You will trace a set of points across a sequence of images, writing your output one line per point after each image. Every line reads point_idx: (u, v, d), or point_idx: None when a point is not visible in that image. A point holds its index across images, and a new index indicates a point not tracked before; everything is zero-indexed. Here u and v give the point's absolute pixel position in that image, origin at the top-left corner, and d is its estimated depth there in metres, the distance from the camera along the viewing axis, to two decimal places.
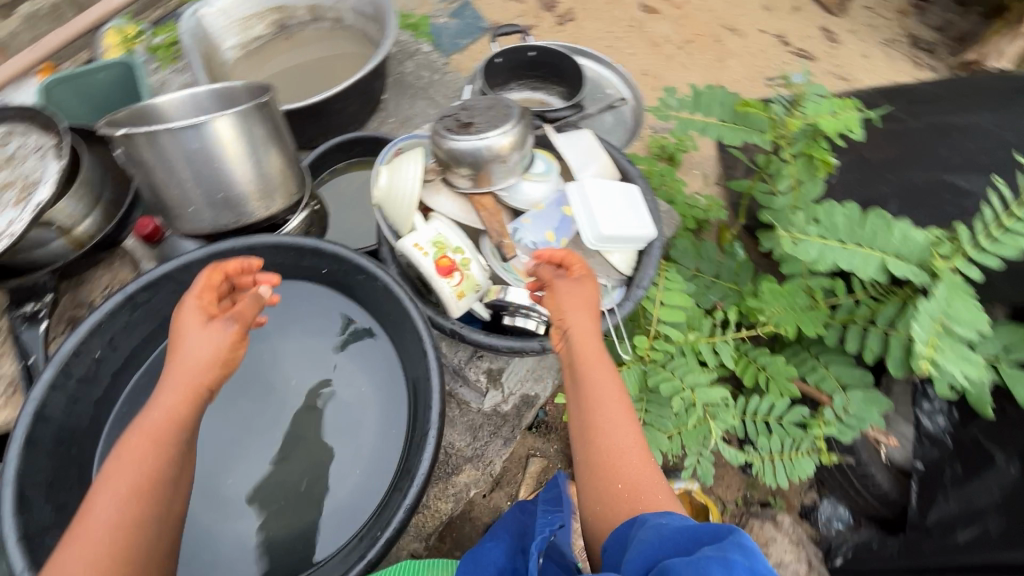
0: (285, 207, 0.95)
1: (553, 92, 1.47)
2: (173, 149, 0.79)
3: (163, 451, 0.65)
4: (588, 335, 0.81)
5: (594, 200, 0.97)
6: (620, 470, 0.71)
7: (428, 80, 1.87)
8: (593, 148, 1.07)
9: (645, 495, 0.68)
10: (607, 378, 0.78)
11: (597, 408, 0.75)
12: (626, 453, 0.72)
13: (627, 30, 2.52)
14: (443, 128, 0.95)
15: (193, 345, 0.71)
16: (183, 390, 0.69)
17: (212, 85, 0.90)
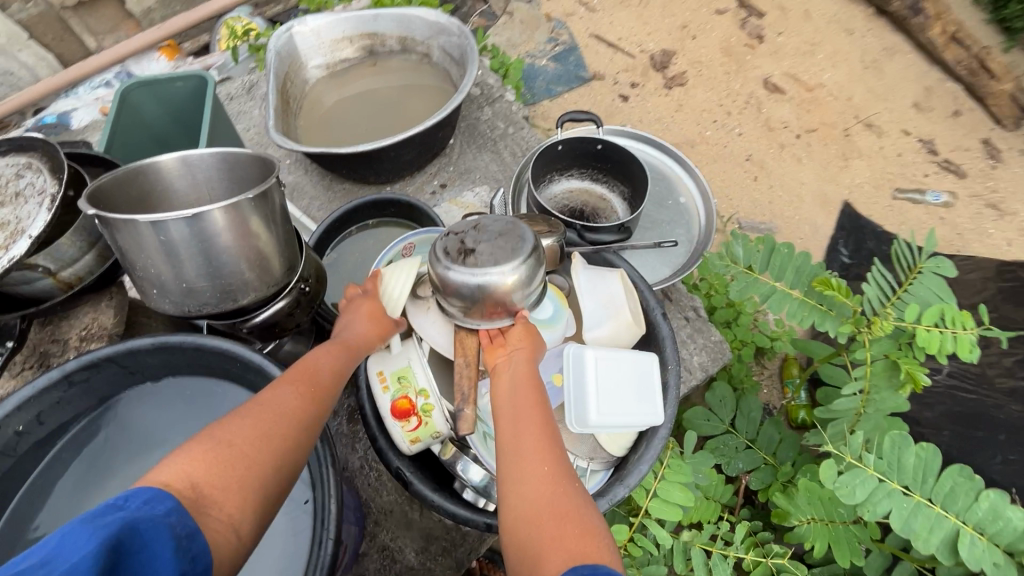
0: (258, 299, 0.88)
1: (614, 190, 1.32)
2: (146, 231, 0.74)
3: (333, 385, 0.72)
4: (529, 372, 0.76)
5: (591, 383, 0.82)
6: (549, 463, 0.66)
7: (502, 131, 1.77)
8: (615, 298, 0.92)
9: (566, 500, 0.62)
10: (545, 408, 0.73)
11: (533, 429, 0.69)
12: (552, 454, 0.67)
13: (741, 107, 2.26)
14: (441, 247, 0.80)
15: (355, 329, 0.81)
16: (340, 350, 0.77)
17: (218, 151, 0.85)
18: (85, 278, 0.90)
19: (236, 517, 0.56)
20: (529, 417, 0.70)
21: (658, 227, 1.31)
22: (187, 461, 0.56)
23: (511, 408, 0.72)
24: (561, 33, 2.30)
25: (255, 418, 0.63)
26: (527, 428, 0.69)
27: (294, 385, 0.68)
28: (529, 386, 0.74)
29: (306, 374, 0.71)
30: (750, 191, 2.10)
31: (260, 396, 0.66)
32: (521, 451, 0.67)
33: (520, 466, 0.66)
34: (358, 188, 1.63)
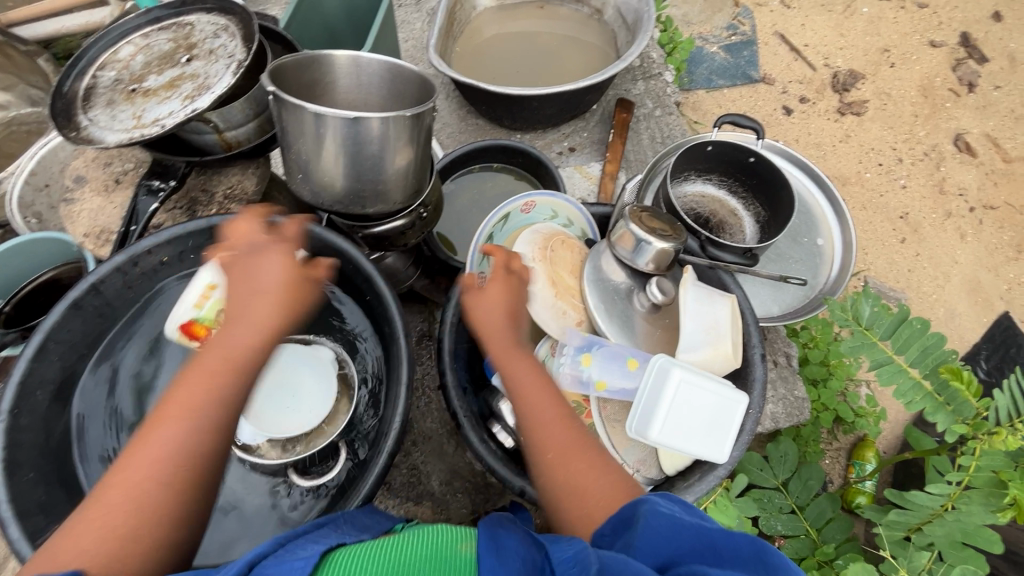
0: (380, 213, 0.92)
1: (749, 210, 1.24)
2: (310, 122, 0.78)
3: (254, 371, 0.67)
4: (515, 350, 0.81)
5: (672, 401, 0.80)
6: (546, 445, 0.72)
7: (648, 111, 1.69)
8: (719, 327, 0.89)
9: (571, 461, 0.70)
10: (535, 372, 0.80)
11: (546, 407, 0.75)
12: (549, 429, 0.73)
13: (917, 157, 2.00)
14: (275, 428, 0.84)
15: (248, 329, 0.68)
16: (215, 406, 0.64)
17: (388, 58, 0.88)
18: (244, 144, 0.98)
19: (157, 559, 0.56)
20: (540, 403, 0.76)
21: (783, 262, 1.22)
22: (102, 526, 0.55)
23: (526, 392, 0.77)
24: (744, 22, 2.11)
25: (144, 446, 0.59)
26: (539, 406, 0.76)
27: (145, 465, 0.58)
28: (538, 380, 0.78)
29: (216, 370, 0.65)
30: (891, 251, 1.89)
31: (153, 429, 0.60)
32: (534, 408, 0.76)
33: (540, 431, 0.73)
34: (490, 127, 1.63)
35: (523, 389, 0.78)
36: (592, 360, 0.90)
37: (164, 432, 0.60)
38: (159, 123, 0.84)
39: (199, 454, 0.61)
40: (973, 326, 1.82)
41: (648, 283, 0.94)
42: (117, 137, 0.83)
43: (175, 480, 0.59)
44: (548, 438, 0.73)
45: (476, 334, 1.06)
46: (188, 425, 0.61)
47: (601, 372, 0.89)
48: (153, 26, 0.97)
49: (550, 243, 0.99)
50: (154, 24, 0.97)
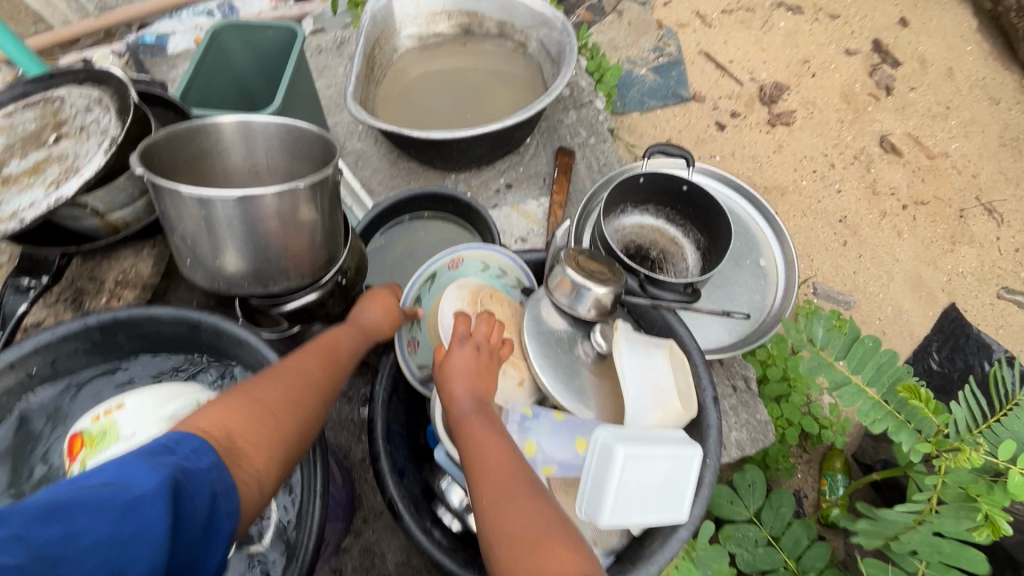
0: (288, 289, 0.84)
1: (688, 236, 1.21)
2: (188, 203, 0.70)
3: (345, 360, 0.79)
4: (475, 417, 0.73)
5: (625, 478, 0.73)
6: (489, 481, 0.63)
7: (582, 140, 1.66)
8: (662, 385, 0.84)
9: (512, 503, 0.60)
10: (488, 430, 0.71)
11: (487, 444, 0.68)
12: (492, 462, 0.66)
13: (847, 161, 2.05)
14: None
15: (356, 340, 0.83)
16: (325, 369, 0.74)
17: (280, 121, 0.80)
18: (132, 224, 0.89)
19: (264, 473, 0.60)
20: (480, 437, 0.70)
21: (728, 288, 1.19)
22: (222, 412, 0.61)
23: (481, 427, 0.71)
24: (669, 44, 2.15)
25: (277, 372, 0.69)
26: (485, 450, 0.67)
27: (257, 393, 0.65)
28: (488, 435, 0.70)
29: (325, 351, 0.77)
30: (834, 255, 1.91)
31: (284, 361, 0.71)
32: (478, 445, 0.68)
33: (480, 472, 0.65)
34: (423, 171, 1.57)
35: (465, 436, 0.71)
36: (536, 440, 0.82)
37: (294, 368, 0.70)
38: (19, 216, 0.74)
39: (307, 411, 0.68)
40: (920, 321, 1.84)
41: (593, 331, 0.92)
42: None
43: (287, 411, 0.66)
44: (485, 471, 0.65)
45: (412, 403, 0.98)
46: (311, 380, 0.71)
47: (547, 454, 0.81)
48: (19, 102, 0.87)
49: (477, 297, 0.95)
50: (18, 101, 0.87)
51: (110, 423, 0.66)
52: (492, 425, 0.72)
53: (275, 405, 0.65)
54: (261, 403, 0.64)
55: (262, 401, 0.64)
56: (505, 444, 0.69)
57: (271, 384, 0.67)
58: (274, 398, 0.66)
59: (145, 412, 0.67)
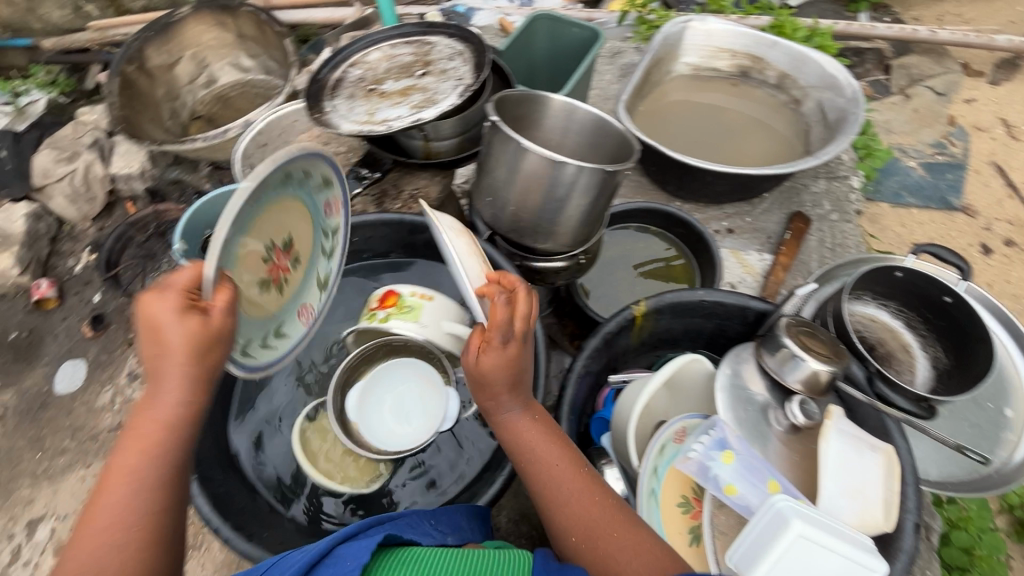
0: (544, 249, 0.97)
1: (927, 351, 1.10)
2: (515, 155, 0.85)
3: (188, 405, 0.60)
4: (519, 423, 0.77)
5: (796, 560, 0.69)
6: (571, 526, 0.71)
7: (823, 212, 1.58)
8: (868, 492, 0.77)
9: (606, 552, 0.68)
10: (548, 436, 0.76)
11: (565, 477, 0.74)
12: (566, 495, 0.73)
13: None
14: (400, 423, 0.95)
15: (166, 390, 0.59)
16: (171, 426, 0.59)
17: (598, 111, 0.91)
18: (442, 156, 1.07)
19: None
20: (552, 467, 0.74)
21: (953, 421, 1.06)
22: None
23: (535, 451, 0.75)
24: (955, 144, 1.93)
25: (94, 512, 0.55)
26: (569, 490, 0.73)
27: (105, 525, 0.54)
28: (546, 440, 0.76)
29: (153, 431, 0.59)
30: None
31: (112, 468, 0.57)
32: (548, 471, 0.74)
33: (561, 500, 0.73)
34: (652, 188, 1.63)
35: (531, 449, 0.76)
36: (733, 457, 0.82)
37: (132, 464, 0.57)
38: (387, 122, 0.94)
39: (160, 511, 0.57)
40: None
41: (791, 402, 0.87)
42: (350, 127, 0.95)
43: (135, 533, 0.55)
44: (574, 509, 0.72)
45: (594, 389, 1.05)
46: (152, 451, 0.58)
47: (735, 476, 0.81)
48: (401, 39, 1.11)
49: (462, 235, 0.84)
50: (402, 38, 1.10)
51: (420, 304, 0.95)
52: (545, 430, 0.77)
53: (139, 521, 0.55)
54: (122, 519, 0.55)
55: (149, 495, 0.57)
56: (559, 440, 0.77)
57: (115, 504, 0.55)
58: (140, 495, 0.56)
59: (438, 314, 0.95)
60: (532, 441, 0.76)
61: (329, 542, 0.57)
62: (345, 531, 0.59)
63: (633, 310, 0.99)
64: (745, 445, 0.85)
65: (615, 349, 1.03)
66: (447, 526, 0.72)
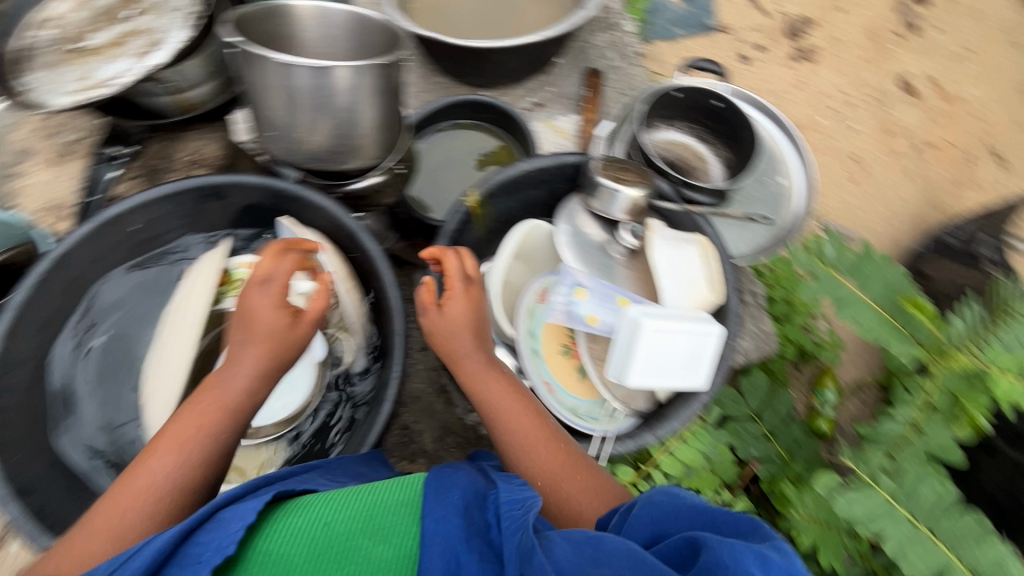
0: (353, 169, 0.92)
1: (716, 152, 1.28)
2: (276, 78, 0.77)
3: (249, 394, 0.72)
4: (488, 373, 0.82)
5: (650, 349, 0.84)
6: (527, 462, 0.74)
7: (612, 63, 1.68)
8: (692, 278, 0.92)
9: (561, 478, 0.73)
10: (506, 392, 0.81)
11: (527, 425, 0.77)
12: (523, 441, 0.76)
13: (866, 101, 2.08)
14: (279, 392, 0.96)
15: (241, 372, 0.72)
16: (218, 418, 0.69)
17: (350, 8, 0.84)
18: (204, 106, 0.95)
19: None
20: (520, 422, 0.78)
21: (747, 202, 1.26)
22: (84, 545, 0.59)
23: (503, 409, 0.79)
24: None
25: (146, 466, 0.65)
26: (524, 426, 0.77)
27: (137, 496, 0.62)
28: (511, 397, 0.80)
29: (215, 406, 0.70)
30: (844, 191, 1.98)
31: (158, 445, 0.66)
32: (510, 421, 0.78)
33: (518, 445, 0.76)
34: (455, 85, 1.60)
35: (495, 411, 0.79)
36: (586, 293, 0.92)
37: (170, 452, 0.66)
38: (112, 81, 0.80)
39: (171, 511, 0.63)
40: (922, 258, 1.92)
41: (620, 230, 0.99)
42: (66, 99, 0.79)
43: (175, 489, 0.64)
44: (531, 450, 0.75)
45: None
46: (197, 442, 0.67)
47: (591, 307, 0.91)
48: None
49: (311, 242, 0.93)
50: None
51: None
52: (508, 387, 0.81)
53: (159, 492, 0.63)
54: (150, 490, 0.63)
55: (157, 484, 0.63)
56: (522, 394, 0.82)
57: (146, 475, 0.64)
58: (159, 480, 0.64)
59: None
60: (498, 396, 0.80)
61: (205, 511, 0.55)
62: (225, 495, 0.58)
63: (467, 203, 1.00)
64: (595, 279, 0.95)
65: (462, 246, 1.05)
66: (344, 475, 0.73)
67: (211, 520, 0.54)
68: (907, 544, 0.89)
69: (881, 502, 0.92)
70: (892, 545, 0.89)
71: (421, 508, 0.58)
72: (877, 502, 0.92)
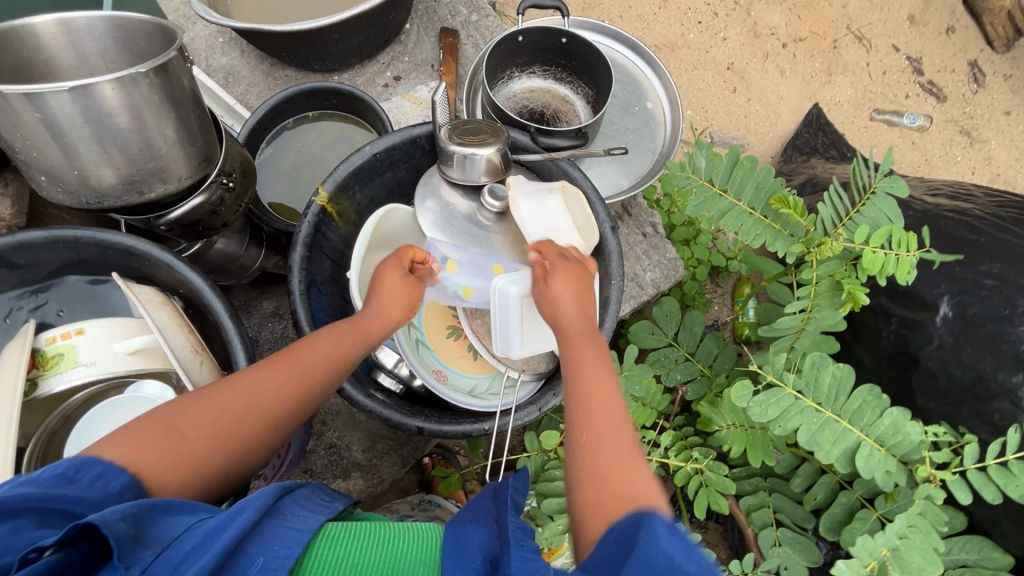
0: (170, 194, 0.82)
1: (579, 91, 1.23)
2: (25, 112, 0.65)
3: (327, 379, 0.70)
4: (584, 342, 0.69)
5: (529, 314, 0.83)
6: (588, 431, 0.62)
7: (463, 18, 1.57)
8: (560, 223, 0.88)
9: (609, 465, 0.58)
10: (610, 380, 0.66)
11: (604, 398, 0.64)
12: (597, 408, 0.63)
13: (729, 7, 2.08)
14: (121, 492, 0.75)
15: (321, 357, 0.70)
16: (286, 391, 0.66)
17: (106, 12, 0.73)
18: None
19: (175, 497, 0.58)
20: (598, 393, 0.65)
21: (622, 135, 1.23)
22: (135, 441, 0.57)
23: (587, 379, 0.66)
24: None
25: (217, 398, 0.63)
26: (595, 400, 0.63)
27: (185, 429, 0.60)
28: (602, 377, 0.66)
29: (292, 364, 0.68)
30: (725, 103, 2.00)
31: (236, 378, 0.65)
32: (586, 385, 0.65)
33: (590, 403, 0.64)
34: (301, 75, 1.47)
35: (579, 377, 0.66)
36: (456, 268, 0.93)
37: (239, 392, 0.64)
38: None
39: (206, 467, 0.61)
40: None
41: (483, 195, 0.94)
42: None
43: (217, 450, 0.61)
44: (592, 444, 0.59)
45: (339, 294, 1.00)
46: (261, 414, 0.64)
47: (465, 280, 0.93)
48: None
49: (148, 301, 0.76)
50: None
51: (68, 347, 0.74)
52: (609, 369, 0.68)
53: (205, 438, 0.61)
54: (209, 426, 0.61)
55: (214, 430, 0.61)
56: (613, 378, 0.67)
57: (198, 413, 0.62)
58: (209, 427, 0.61)
59: (103, 341, 0.75)
60: (587, 360, 0.68)
61: (256, 513, 0.53)
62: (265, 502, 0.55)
63: (318, 201, 0.92)
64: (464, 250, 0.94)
65: (327, 248, 0.96)
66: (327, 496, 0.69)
67: (259, 533, 0.52)
68: (812, 431, 0.92)
69: (789, 399, 0.93)
70: (802, 435, 0.92)
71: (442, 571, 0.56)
72: (786, 401, 0.93)
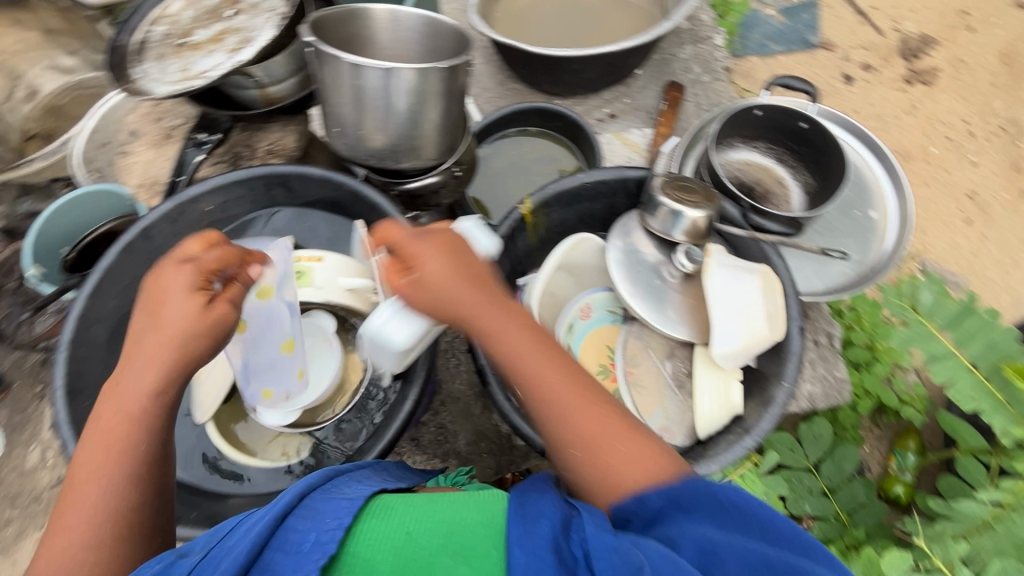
0: (412, 168, 0.95)
1: (798, 178, 1.18)
2: (347, 77, 0.80)
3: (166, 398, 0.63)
4: (500, 328, 0.66)
5: None
6: (582, 442, 0.62)
7: (695, 77, 1.61)
8: (750, 310, 0.87)
9: (610, 466, 0.60)
10: (560, 368, 0.65)
11: (570, 398, 0.63)
12: (571, 414, 0.63)
13: (992, 132, 1.84)
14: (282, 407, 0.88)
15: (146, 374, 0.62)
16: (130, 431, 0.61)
17: (425, 12, 0.87)
18: (284, 101, 1.01)
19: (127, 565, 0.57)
20: (564, 396, 0.63)
21: (831, 235, 1.16)
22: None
23: (541, 378, 0.64)
24: None
25: (76, 496, 0.58)
26: (565, 408, 0.63)
27: (78, 516, 0.57)
28: (545, 357, 0.65)
29: (119, 421, 0.61)
30: (954, 233, 1.74)
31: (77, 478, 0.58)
32: (543, 389, 0.64)
33: (562, 415, 0.63)
34: (529, 92, 1.60)
35: (534, 385, 0.64)
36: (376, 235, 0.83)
37: (90, 480, 0.58)
38: (206, 74, 0.87)
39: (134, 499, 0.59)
40: None
41: (677, 252, 0.94)
42: (166, 87, 0.86)
43: (133, 501, 0.59)
44: (575, 421, 0.62)
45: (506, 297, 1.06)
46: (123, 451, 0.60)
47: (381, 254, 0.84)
48: None
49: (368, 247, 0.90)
50: None
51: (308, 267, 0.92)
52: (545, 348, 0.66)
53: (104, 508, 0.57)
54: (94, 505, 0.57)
55: (112, 494, 0.58)
56: (559, 354, 0.67)
57: (85, 504, 0.57)
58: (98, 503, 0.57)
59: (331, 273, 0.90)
60: (520, 362, 0.65)
61: (293, 497, 0.53)
62: (302, 482, 0.55)
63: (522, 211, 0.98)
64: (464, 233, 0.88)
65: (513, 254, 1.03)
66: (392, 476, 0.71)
67: (297, 511, 0.52)
68: None
69: None
70: None
71: (508, 536, 0.50)
72: None
